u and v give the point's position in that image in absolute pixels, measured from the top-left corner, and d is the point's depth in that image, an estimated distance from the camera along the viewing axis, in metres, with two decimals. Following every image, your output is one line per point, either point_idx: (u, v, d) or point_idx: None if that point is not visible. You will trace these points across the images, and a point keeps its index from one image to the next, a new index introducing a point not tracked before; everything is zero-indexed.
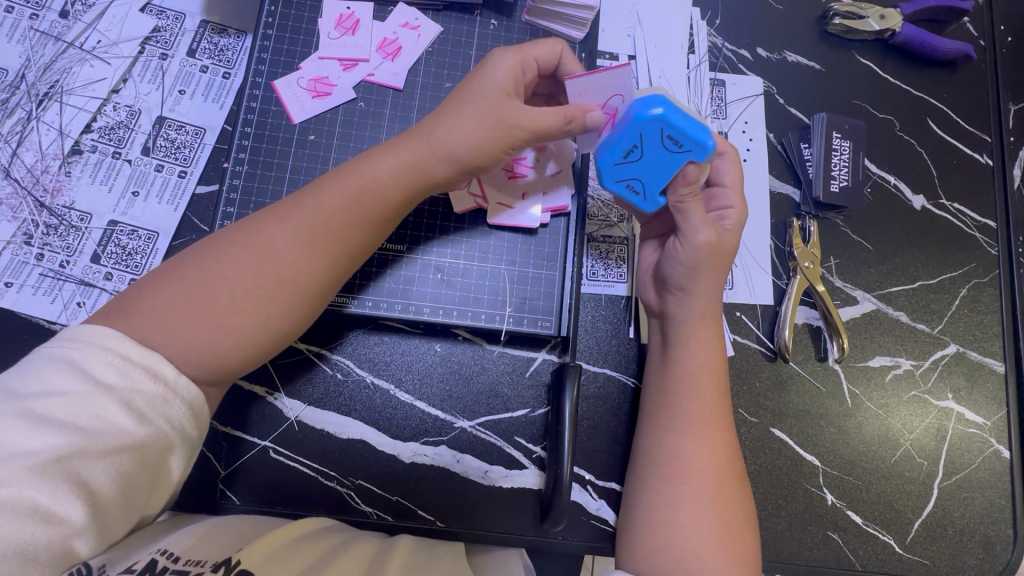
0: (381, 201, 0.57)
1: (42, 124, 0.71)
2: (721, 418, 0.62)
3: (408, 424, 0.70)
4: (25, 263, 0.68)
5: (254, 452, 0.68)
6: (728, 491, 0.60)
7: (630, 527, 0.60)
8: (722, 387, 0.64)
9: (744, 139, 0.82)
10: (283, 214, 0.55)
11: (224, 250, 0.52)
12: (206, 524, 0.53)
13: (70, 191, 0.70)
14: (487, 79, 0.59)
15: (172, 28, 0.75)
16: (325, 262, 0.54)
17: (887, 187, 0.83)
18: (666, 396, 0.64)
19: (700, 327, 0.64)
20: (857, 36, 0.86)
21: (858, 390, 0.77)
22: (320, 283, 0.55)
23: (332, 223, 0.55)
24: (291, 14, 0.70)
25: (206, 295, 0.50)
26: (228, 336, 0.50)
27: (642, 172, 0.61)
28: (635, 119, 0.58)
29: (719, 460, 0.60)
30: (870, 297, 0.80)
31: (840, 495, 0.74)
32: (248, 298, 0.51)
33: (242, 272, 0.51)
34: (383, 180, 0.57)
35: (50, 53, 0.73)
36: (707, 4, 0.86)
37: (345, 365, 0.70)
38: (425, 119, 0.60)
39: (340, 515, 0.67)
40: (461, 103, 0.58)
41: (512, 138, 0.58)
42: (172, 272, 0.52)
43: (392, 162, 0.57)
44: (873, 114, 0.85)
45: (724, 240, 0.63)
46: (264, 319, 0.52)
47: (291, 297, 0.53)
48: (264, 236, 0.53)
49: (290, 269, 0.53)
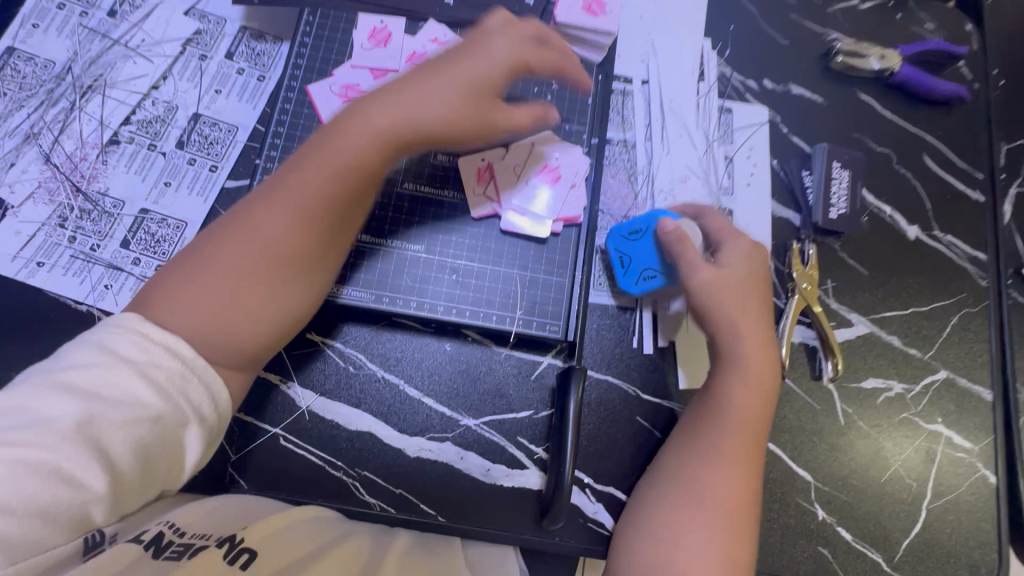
0: (361, 172, 0.58)
1: (83, 115, 0.74)
2: (749, 456, 0.64)
3: (414, 419, 0.72)
4: (57, 245, 0.70)
5: (265, 438, 0.70)
6: (738, 526, 0.61)
7: (635, 538, 0.62)
8: (759, 420, 0.66)
9: (749, 163, 0.86)
10: (265, 198, 0.56)
11: (217, 244, 0.54)
12: (213, 502, 0.57)
13: (106, 179, 0.73)
14: (482, 60, 0.62)
15: (213, 32, 0.79)
16: (322, 245, 0.57)
17: (883, 217, 0.87)
18: (706, 418, 0.66)
19: (749, 361, 0.67)
20: (858, 73, 0.91)
21: (851, 410, 0.79)
22: (314, 254, 0.57)
23: (319, 193, 0.56)
24: (327, 24, 0.75)
25: (215, 281, 0.53)
26: (238, 316, 0.53)
27: (648, 265, 0.73)
28: (613, 241, 0.76)
29: (736, 494, 0.62)
30: (864, 320, 0.83)
31: (831, 511, 0.76)
32: (252, 279, 0.53)
33: (240, 258, 0.53)
34: (360, 147, 0.57)
35: (96, 48, 0.77)
36: (718, 37, 0.91)
37: (357, 359, 0.73)
38: (391, 86, 0.61)
39: (344, 506, 0.68)
40: (441, 80, 0.60)
41: (485, 128, 0.63)
42: (179, 266, 0.54)
43: (367, 132, 0.57)
44: (872, 147, 0.89)
45: (734, 277, 0.69)
46: (259, 298, 0.54)
47: (292, 274, 0.55)
48: (252, 218, 0.55)
49: (287, 247, 0.55)
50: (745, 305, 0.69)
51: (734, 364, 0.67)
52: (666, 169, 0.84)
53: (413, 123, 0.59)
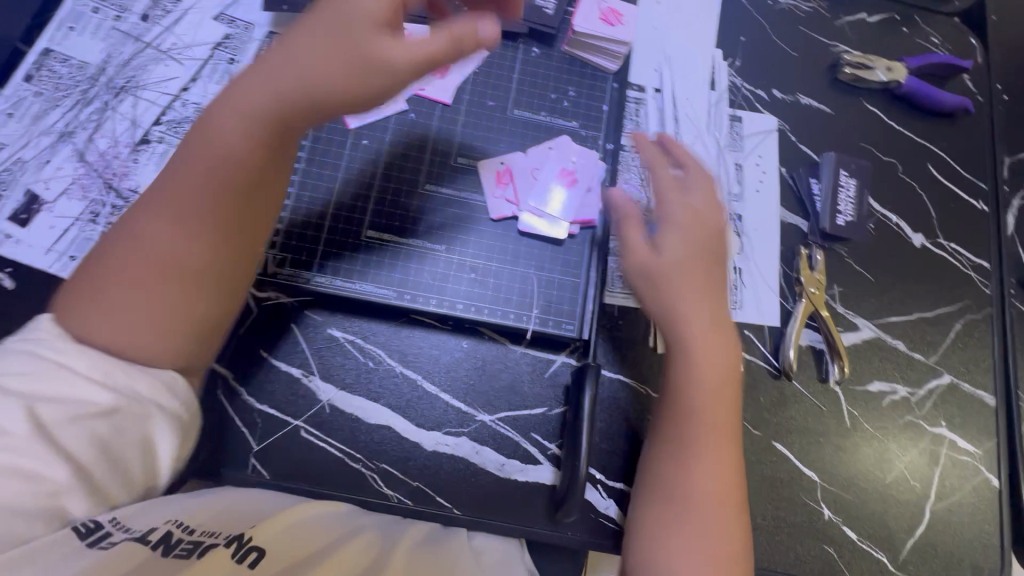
0: (245, 155, 0.55)
1: (116, 115, 0.77)
2: (722, 439, 0.65)
3: (431, 414, 0.74)
4: (89, 239, 0.73)
5: (286, 430, 0.71)
6: (729, 510, 0.62)
7: (640, 532, 0.63)
8: (726, 404, 0.66)
9: (759, 170, 0.88)
10: (159, 210, 0.55)
11: (111, 265, 0.53)
12: (212, 501, 0.58)
13: (137, 176, 0.75)
14: (344, 12, 0.55)
15: (241, 36, 0.82)
16: (218, 246, 0.56)
17: (889, 225, 0.89)
18: (678, 406, 0.66)
19: (700, 346, 0.67)
20: (865, 85, 0.94)
21: (857, 412, 0.81)
22: (191, 258, 0.55)
23: (193, 192, 0.55)
24: None
25: (112, 298, 0.53)
26: (104, 326, 0.52)
27: None
28: None
29: (719, 480, 0.63)
30: (870, 324, 0.85)
31: (836, 510, 0.78)
32: (143, 290, 0.53)
33: (143, 268, 0.53)
34: (230, 136, 0.55)
35: (129, 51, 0.79)
36: (729, 47, 0.94)
37: (376, 354, 0.74)
38: (258, 63, 0.56)
39: (362, 497, 0.70)
40: (306, 41, 0.55)
41: (376, 68, 0.54)
42: (86, 292, 0.54)
43: (240, 119, 0.55)
44: (878, 156, 0.92)
45: (672, 262, 0.69)
46: (151, 303, 0.53)
47: (171, 282, 0.54)
48: (143, 233, 0.54)
49: (173, 256, 0.54)
50: (690, 289, 0.68)
51: (689, 349, 0.67)
52: None
53: (288, 93, 0.54)
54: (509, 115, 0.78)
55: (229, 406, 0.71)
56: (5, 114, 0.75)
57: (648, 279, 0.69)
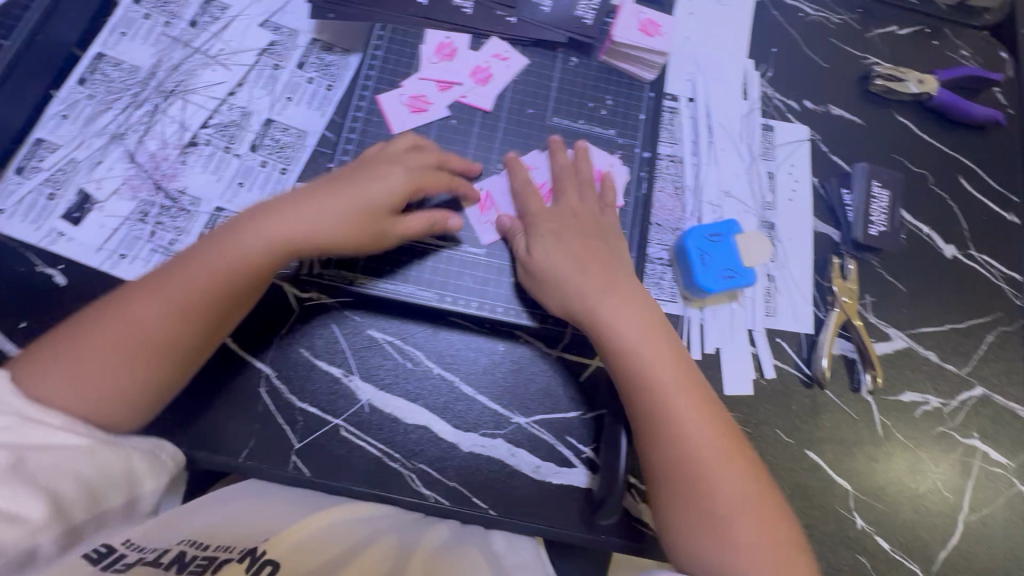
0: (244, 278, 0.65)
1: (165, 118, 0.79)
2: (699, 410, 0.68)
3: (468, 416, 0.74)
4: (138, 238, 0.74)
5: (326, 429, 0.72)
6: (735, 452, 0.67)
7: (677, 530, 0.66)
8: (685, 380, 0.69)
9: (790, 180, 0.89)
10: (151, 290, 0.64)
11: (93, 323, 0.63)
12: (236, 507, 0.65)
13: (184, 178, 0.77)
14: (365, 188, 0.69)
15: (286, 43, 0.84)
16: (190, 340, 0.64)
17: (920, 236, 0.89)
18: (641, 412, 0.68)
19: (643, 349, 0.69)
20: (896, 96, 0.95)
21: (889, 422, 0.81)
22: (173, 344, 0.64)
23: (193, 296, 0.64)
24: (397, 38, 0.79)
25: (89, 366, 0.61)
26: (76, 383, 0.61)
27: (727, 266, 0.78)
28: (689, 245, 0.79)
29: (715, 436, 0.67)
30: (901, 334, 0.85)
31: (869, 520, 0.78)
32: (120, 365, 0.62)
33: (121, 337, 0.63)
34: (245, 254, 0.66)
35: (178, 56, 0.82)
36: (762, 58, 0.95)
37: (415, 355, 0.75)
38: (290, 200, 0.69)
39: (401, 496, 0.71)
40: (328, 199, 0.69)
41: (376, 236, 0.70)
42: (67, 347, 0.62)
43: (258, 249, 0.66)
44: (909, 168, 0.92)
45: (583, 272, 0.72)
46: (120, 373, 0.62)
47: (152, 362, 0.63)
48: (132, 312, 0.63)
49: (157, 339, 0.63)
50: (609, 298, 0.71)
51: (630, 357, 0.69)
52: (711, 183, 0.87)
53: (301, 238, 0.68)
54: (548, 123, 0.80)
55: (271, 404, 0.72)
56: (59, 115, 0.77)
57: (538, 278, 0.73)
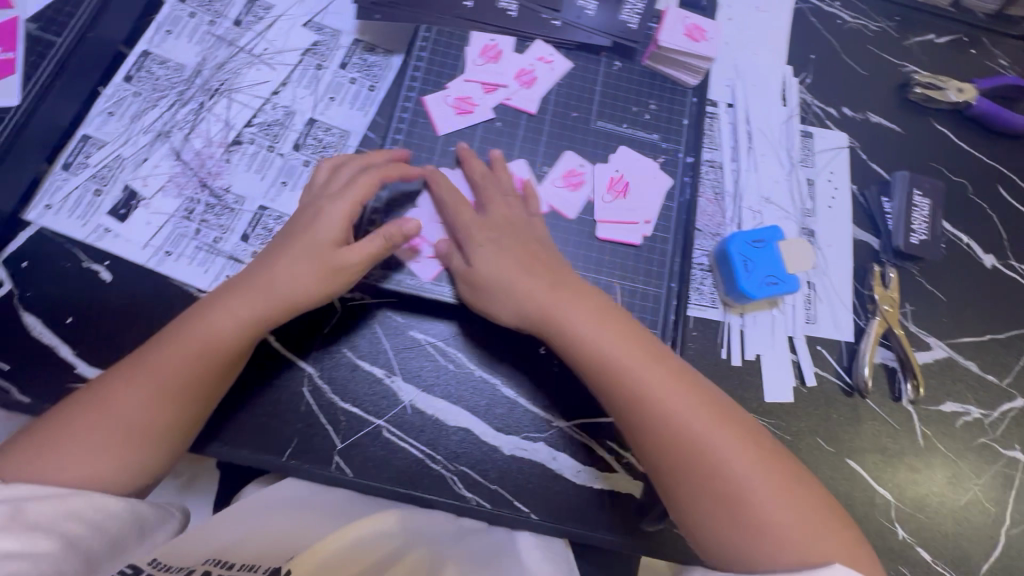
0: (223, 349, 0.63)
1: (211, 116, 0.79)
2: (681, 394, 0.60)
3: (510, 418, 0.74)
4: (183, 236, 0.75)
5: (369, 429, 0.72)
6: (730, 423, 0.60)
7: (709, 530, 0.57)
8: (660, 368, 0.62)
9: (830, 187, 0.89)
10: (125, 376, 0.62)
11: (70, 416, 0.59)
12: (250, 531, 0.63)
13: (229, 176, 0.78)
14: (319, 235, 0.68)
15: (330, 44, 0.84)
16: (174, 414, 0.61)
17: (960, 245, 0.89)
18: (625, 416, 0.61)
19: (608, 348, 0.62)
20: (935, 105, 0.94)
21: (930, 432, 0.81)
22: (160, 422, 0.61)
23: (171, 368, 0.62)
24: (442, 40, 0.80)
25: (73, 455, 0.58)
26: (68, 474, 0.57)
27: (770, 272, 0.78)
28: (732, 250, 0.79)
29: (706, 413, 0.60)
30: (942, 344, 0.84)
31: (910, 531, 0.77)
32: (108, 450, 0.59)
33: (110, 425, 0.59)
34: (219, 323, 0.64)
35: (223, 55, 0.82)
36: (801, 65, 0.95)
37: (458, 357, 0.75)
38: (255, 271, 0.67)
39: (443, 497, 0.70)
40: (290, 254, 0.67)
41: (344, 275, 0.67)
42: (43, 444, 0.58)
43: (233, 315, 0.64)
44: (948, 176, 0.92)
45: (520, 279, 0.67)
46: (113, 461, 0.59)
47: (138, 445, 0.60)
48: (112, 397, 0.60)
49: (141, 421, 0.60)
50: (562, 301, 0.65)
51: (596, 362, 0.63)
52: (750, 190, 0.87)
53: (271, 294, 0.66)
54: (592, 127, 0.79)
55: (315, 404, 0.72)
56: (106, 112, 0.78)
57: (486, 290, 0.68)
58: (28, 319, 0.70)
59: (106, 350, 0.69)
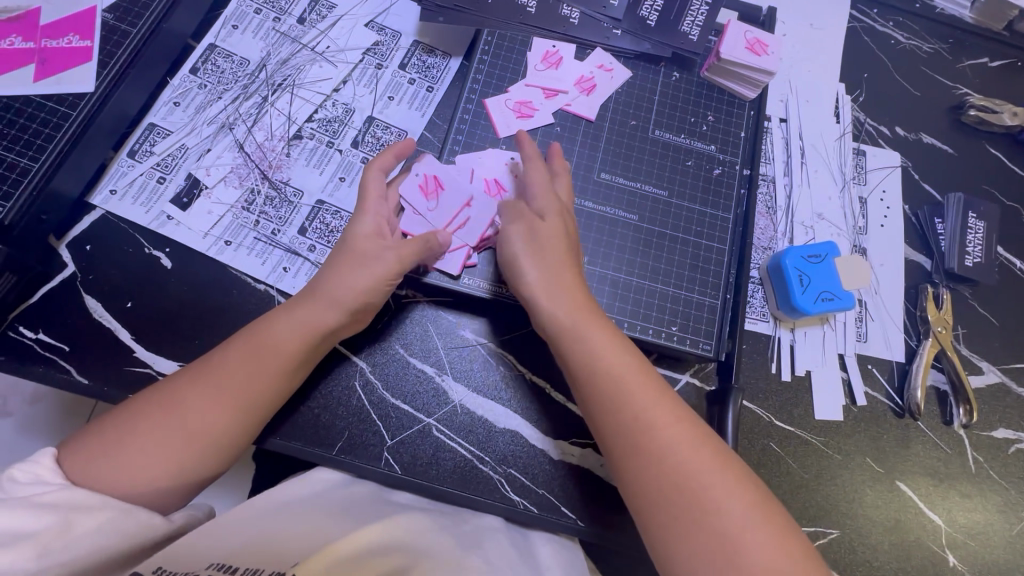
0: (286, 357, 0.61)
1: (273, 110, 0.81)
2: (664, 415, 0.55)
3: (559, 423, 0.73)
4: (243, 226, 0.76)
5: (419, 428, 0.72)
6: (707, 448, 0.54)
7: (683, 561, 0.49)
8: (636, 381, 0.57)
9: (882, 206, 0.88)
10: (194, 375, 0.59)
11: (135, 411, 0.57)
12: (277, 519, 0.57)
13: (289, 170, 0.79)
14: (361, 237, 0.65)
15: (390, 44, 0.85)
16: (236, 419, 0.59)
17: (1012, 270, 0.88)
18: (611, 432, 0.56)
19: (600, 361, 0.58)
20: (988, 128, 0.94)
21: (982, 458, 0.79)
22: (223, 428, 0.58)
23: (237, 371, 0.59)
24: (503, 45, 0.81)
25: (134, 453, 0.54)
26: (127, 474, 0.54)
27: (826, 285, 0.77)
28: (789, 262, 0.78)
29: (681, 433, 0.54)
30: (994, 369, 0.83)
31: (961, 558, 0.75)
32: (169, 451, 0.55)
33: (176, 428, 0.56)
34: (281, 330, 0.62)
35: (287, 51, 0.84)
36: (854, 83, 0.95)
37: (507, 359, 0.75)
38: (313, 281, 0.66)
39: (490, 500, 0.70)
40: (349, 261, 0.65)
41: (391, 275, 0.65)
42: (104, 439, 0.55)
43: (295, 323, 0.62)
44: (1001, 201, 0.91)
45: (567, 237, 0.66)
46: (176, 467, 0.56)
47: (204, 448, 0.57)
48: (178, 397, 0.58)
49: (204, 423, 0.57)
50: (577, 308, 0.62)
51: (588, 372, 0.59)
52: (802, 205, 0.87)
53: (322, 301, 0.63)
54: (650, 136, 0.80)
55: (366, 400, 0.72)
56: (172, 102, 0.80)
57: (532, 253, 0.65)
58: (90, 301, 0.71)
59: (163, 335, 0.70)
